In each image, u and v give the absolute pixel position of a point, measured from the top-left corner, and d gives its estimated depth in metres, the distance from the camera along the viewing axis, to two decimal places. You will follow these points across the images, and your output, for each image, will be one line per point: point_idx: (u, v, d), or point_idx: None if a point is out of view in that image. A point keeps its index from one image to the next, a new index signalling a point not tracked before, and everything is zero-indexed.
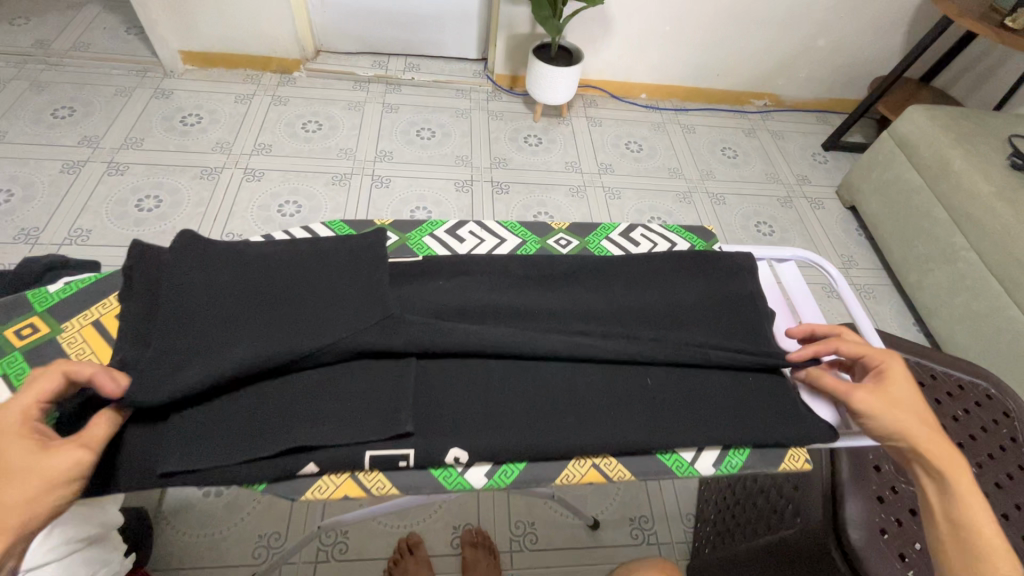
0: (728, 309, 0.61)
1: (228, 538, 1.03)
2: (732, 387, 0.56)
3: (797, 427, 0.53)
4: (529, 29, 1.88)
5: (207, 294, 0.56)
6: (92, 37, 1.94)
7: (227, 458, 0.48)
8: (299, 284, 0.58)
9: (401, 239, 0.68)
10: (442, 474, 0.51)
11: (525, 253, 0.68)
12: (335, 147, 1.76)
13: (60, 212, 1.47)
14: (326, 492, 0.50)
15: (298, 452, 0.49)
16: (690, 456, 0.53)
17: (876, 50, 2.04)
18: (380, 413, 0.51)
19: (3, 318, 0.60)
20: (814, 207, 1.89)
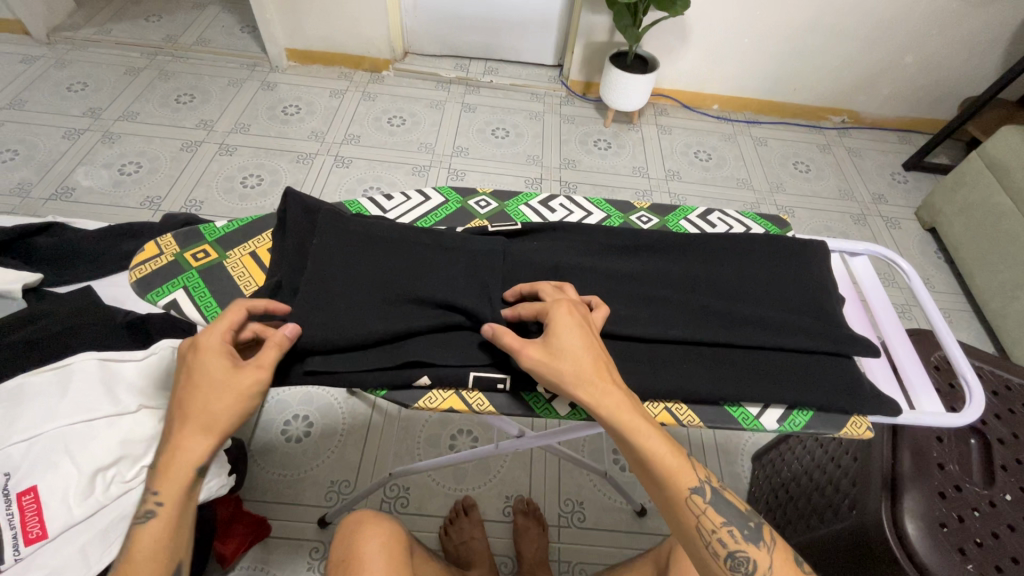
0: (804, 287, 0.65)
1: (305, 480, 1.14)
2: (803, 355, 0.59)
3: (860, 398, 0.56)
4: (607, 37, 1.95)
5: (344, 234, 0.66)
6: (212, 34, 2.17)
7: (358, 365, 0.58)
8: (417, 235, 0.68)
9: (501, 206, 0.78)
10: (532, 398, 0.60)
11: (609, 225, 0.75)
12: (416, 141, 1.89)
13: (179, 184, 1.67)
14: (435, 402, 0.59)
15: (412, 367, 0.59)
16: (754, 410, 0.58)
17: (968, 69, 1.97)
18: (484, 347, 0.61)
19: (181, 244, 0.72)
20: (890, 227, 1.84)
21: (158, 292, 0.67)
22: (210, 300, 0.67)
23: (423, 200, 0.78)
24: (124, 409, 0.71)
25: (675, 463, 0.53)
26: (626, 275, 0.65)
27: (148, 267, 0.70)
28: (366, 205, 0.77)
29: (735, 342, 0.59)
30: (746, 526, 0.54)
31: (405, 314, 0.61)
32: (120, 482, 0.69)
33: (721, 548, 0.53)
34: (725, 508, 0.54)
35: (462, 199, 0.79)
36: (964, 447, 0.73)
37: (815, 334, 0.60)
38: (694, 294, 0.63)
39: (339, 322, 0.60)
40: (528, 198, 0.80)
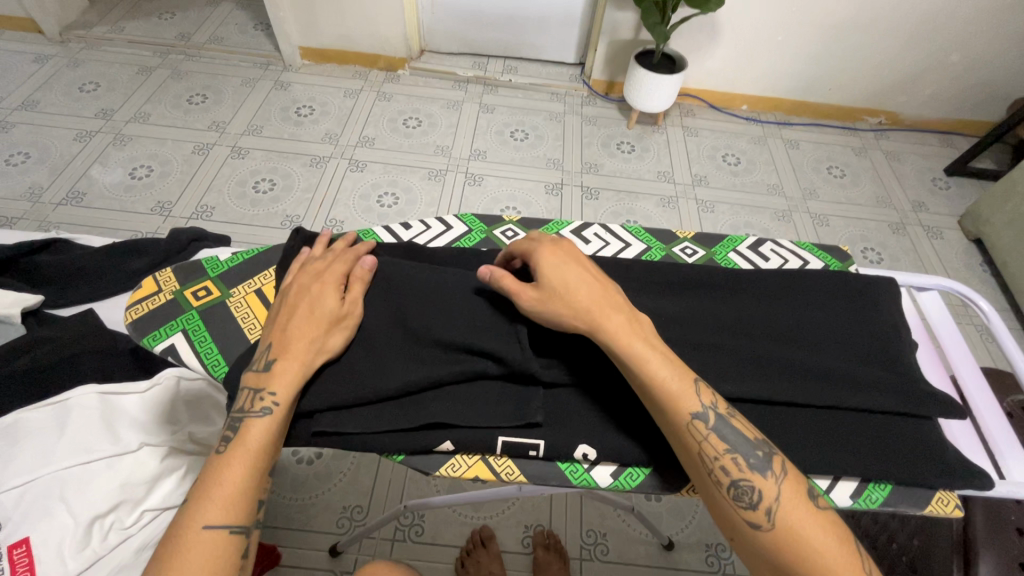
0: (874, 335, 0.57)
1: (316, 505, 1.10)
2: (878, 418, 0.52)
3: (946, 473, 0.49)
4: (632, 35, 1.86)
5: (358, 274, 0.61)
6: (225, 32, 2.12)
7: (374, 426, 0.53)
8: (438, 275, 0.62)
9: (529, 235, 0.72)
10: (568, 467, 0.55)
11: (650, 258, 0.68)
12: (432, 143, 1.83)
13: (190, 189, 1.62)
14: (458, 471, 0.54)
15: (434, 429, 0.53)
16: (824, 483, 0.50)
17: (1019, 67, 1.85)
18: (512, 405, 0.54)
19: (182, 279, 0.67)
20: (931, 236, 1.74)
21: (156, 336, 0.62)
22: (211, 345, 0.62)
23: (444, 229, 0.72)
24: (126, 447, 0.67)
25: (680, 386, 0.50)
26: (672, 318, 0.58)
27: (145, 307, 0.65)
28: (382, 234, 0.71)
29: (801, 401, 0.52)
30: (755, 455, 0.48)
31: (424, 365, 0.55)
32: (119, 529, 0.64)
33: (723, 475, 0.48)
34: (729, 432, 0.49)
35: (487, 227, 0.73)
36: None
37: (891, 392, 0.53)
38: (750, 342, 0.56)
39: (354, 377, 0.54)
40: (559, 226, 0.73)
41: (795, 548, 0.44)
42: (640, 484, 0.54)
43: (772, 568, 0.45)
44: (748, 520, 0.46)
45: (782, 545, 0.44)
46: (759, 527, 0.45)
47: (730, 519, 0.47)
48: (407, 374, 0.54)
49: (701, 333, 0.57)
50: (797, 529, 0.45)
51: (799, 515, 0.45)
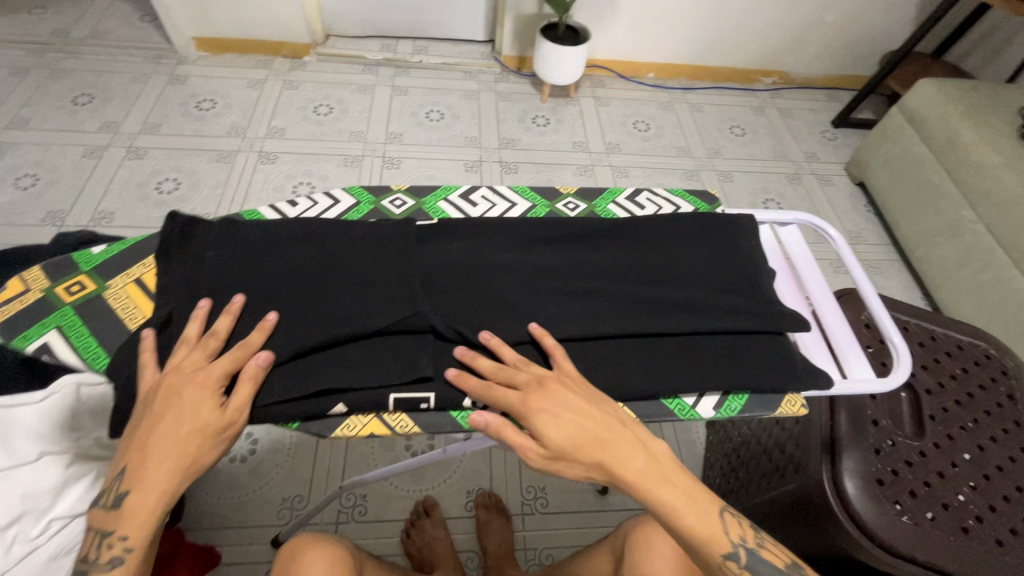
0: (732, 267, 0.65)
1: (252, 502, 1.09)
2: (735, 338, 0.59)
3: (793, 379, 0.56)
4: (537, 9, 1.88)
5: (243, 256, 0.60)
6: (107, 25, 1.98)
7: (267, 399, 0.54)
8: (330, 251, 0.63)
9: (419, 203, 0.74)
10: (460, 414, 0.57)
11: (534, 216, 0.73)
12: (346, 130, 1.80)
13: (84, 195, 1.52)
14: (355, 429, 0.55)
15: (326, 395, 0.54)
16: (690, 400, 0.57)
17: (887, 24, 2.03)
18: (401, 363, 0.56)
19: (53, 277, 0.65)
20: (823, 184, 1.90)
21: (26, 336, 0.60)
22: (89, 339, 0.61)
23: (332, 203, 0.73)
24: (22, 459, 0.65)
25: (653, 479, 0.53)
26: (555, 268, 0.63)
27: (11, 308, 0.62)
28: (265, 213, 0.70)
29: (668, 331, 0.58)
30: (740, 546, 0.53)
31: (315, 337, 0.56)
32: (23, 541, 0.64)
33: (718, 568, 0.52)
34: (717, 530, 0.53)
35: (376, 199, 0.74)
36: (894, 403, 0.76)
37: (746, 315, 0.60)
38: (623, 285, 0.62)
39: (243, 356, 0.55)
40: (448, 192, 0.76)
41: None
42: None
43: None
44: None
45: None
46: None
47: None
48: (302, 345, 0.56)
49: (580, 281, 0.62)
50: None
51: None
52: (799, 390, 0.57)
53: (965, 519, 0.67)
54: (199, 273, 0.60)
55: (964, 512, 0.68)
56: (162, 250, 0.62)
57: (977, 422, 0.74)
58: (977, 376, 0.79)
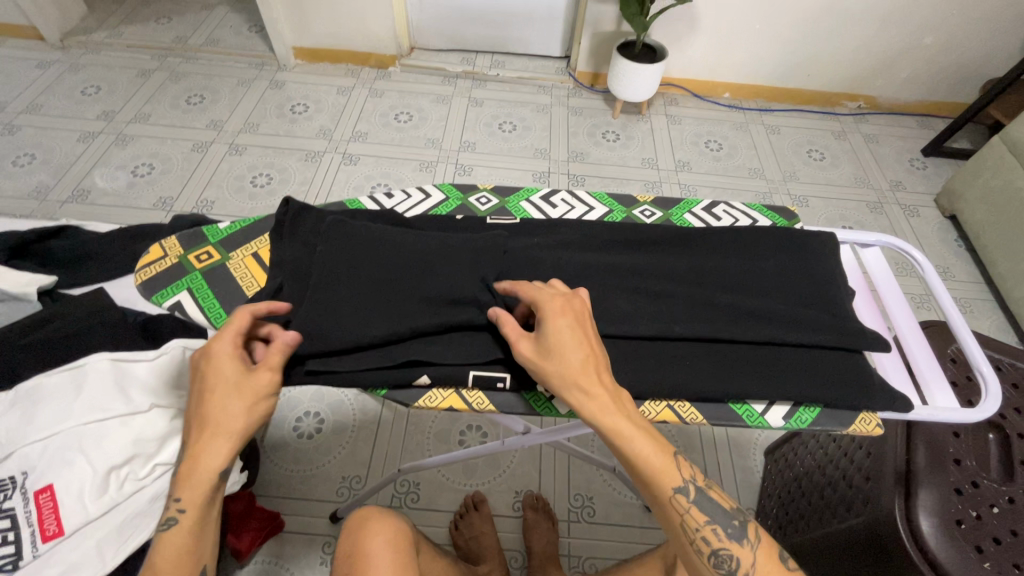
0: (811, 282, 0.64)
1: (317, 476, 1.16)
2: (811, 350, 0.59)
3: (868, 395, 0.56)
4: (614, 27, 1.92)
5: (341, 237, 0.66)
6: (220, 35, 2.19)
7: (357, 365, 0.59)
8: (417, 237, 0.67)
9: (502, 202, 0.78)
10: (533, 397, 0.60)
11: (611, 220, 0.76)
12: (423, 136, 1.89)
13: (190, 184, 1.69)
14: (435, 401, 0.59)
15: (412, 366, 0.59)
16: (759, 408, 0.58)
17: (990, 49, 1.91)
18: (481, 344, 0.60)
19: (185, 246, 0.74)
20: (908, 215, 1.80)
21: (163, 294, 0.69)
22: (212, 301, 0.69)
23: (423, 197, 0.79)
24: (137, 408, 0.72)
25: (662, 463, 0.52)
26: (631, 270, 0.65)
27: (152, 270, 0.72)
28: (366, 203, 0.77)
29: (742, 336, 0.58)
30: (732, 524, 0.53)
31: (404, 313, 0.61)
32: (134, 479, 0.70)
33: (704, 546, 0.52)
34: (711, 509, 0.53)
35: (463, 195, 0.79)
36: (981, 442, 0.72)
37: (824, 329, 0.59)
38: (697, 290, 0.63)
39: (336, 325, 0.60)
40: (529, 193, 0.80)
41: None
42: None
43: None
44: None
45: None
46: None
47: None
48: (391, 318, 0.60)
49: (653, 283, 0.64)
50: None
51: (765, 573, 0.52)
52: (877, 408, 0.56)
53: None
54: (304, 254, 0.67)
55: None
56: (276, 230, 0.70)
57: None
58: None
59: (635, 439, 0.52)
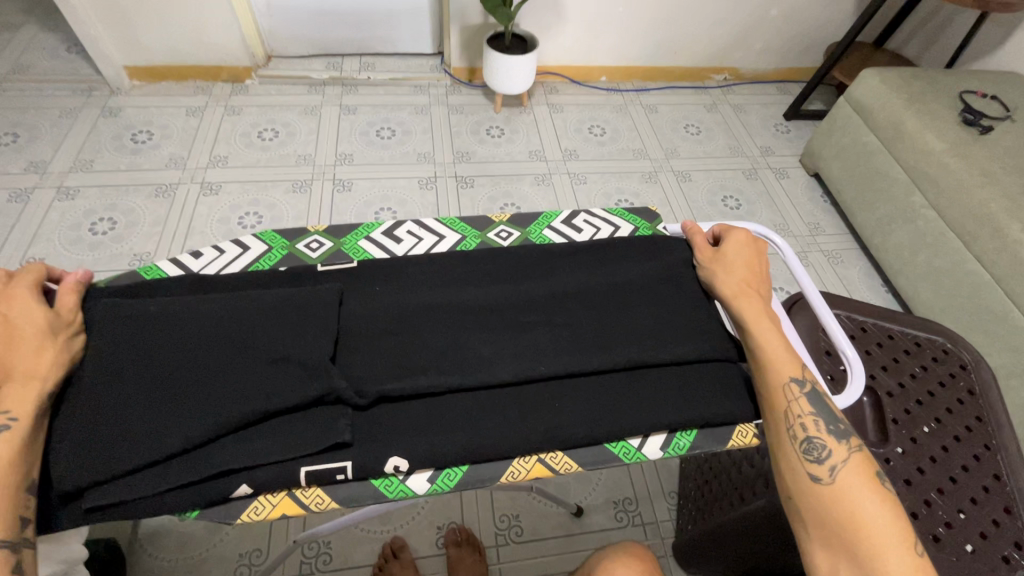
0: (664, 297, 0.66)
1: (207, 560, 1.02)
2: (662, 370, 0.61)
3: (724, 404, 0.59)
4: (482, 20, 1.86)
5: (125, 321, 0.55)
6: (32, 59, 1.87)
7: (159, 486, 0.49)
8: (230, 306, 0.58)
9: (337, 244, 0.72)
10: (384, 483, 0.54)
11: (464, 248, 0.73)
12: (293, 153, 1.73)
13: (10, 242, 1.42)
14: (263, 513, 0.52)
15: (230, 474, 0.51)
16: (636, 442, 0.58)
17: (828, 16, 2.06)
18: (315, 429, 0.53)
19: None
20: (779, 178, 1.91)
21: None
22: None
23: (240, 252, 0.70)
24: None
25: (783, 353, 0.60)
26: (484, 307, 0.64)
27: None
28: (166, 269, 0.67)
29: (600, 367, 0.59)
30: (834, 425, 0.57)
31: (219, 408, 0.52)
32: None
33: (798, 430, 0.57)
34: (818, 402, 0.57)
35: (288, 243, 0.72)
36: (855, 409, 0.74)
37: (688, 345, 0.62)
38: (552, 311, 0.64)
39: (129, 438, 0.50)
40: (369, 229, 0.74)
41: (843, 501, 0.52)
42: (458, 483, 0.55)
43: (825, 518, 0.52)
44: (810, 469, 0.55)
45: (830, 496, 0.53)
46: (819, 478, 0.54)
47: (794, 467, 0.56)
48: (203, 417, 0.51)
49: (516, 315, 0.63)
50: (851, 489, 0.53)
51: (859, 480, 0.53)
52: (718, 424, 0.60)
53: (935, 526, 0.65)
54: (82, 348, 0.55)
55: (933, 519, 0.65)
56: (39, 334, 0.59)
57: (939, 422, 0.72)
58: (936, 371, 0.77)
59: (761, 326, 0.61)
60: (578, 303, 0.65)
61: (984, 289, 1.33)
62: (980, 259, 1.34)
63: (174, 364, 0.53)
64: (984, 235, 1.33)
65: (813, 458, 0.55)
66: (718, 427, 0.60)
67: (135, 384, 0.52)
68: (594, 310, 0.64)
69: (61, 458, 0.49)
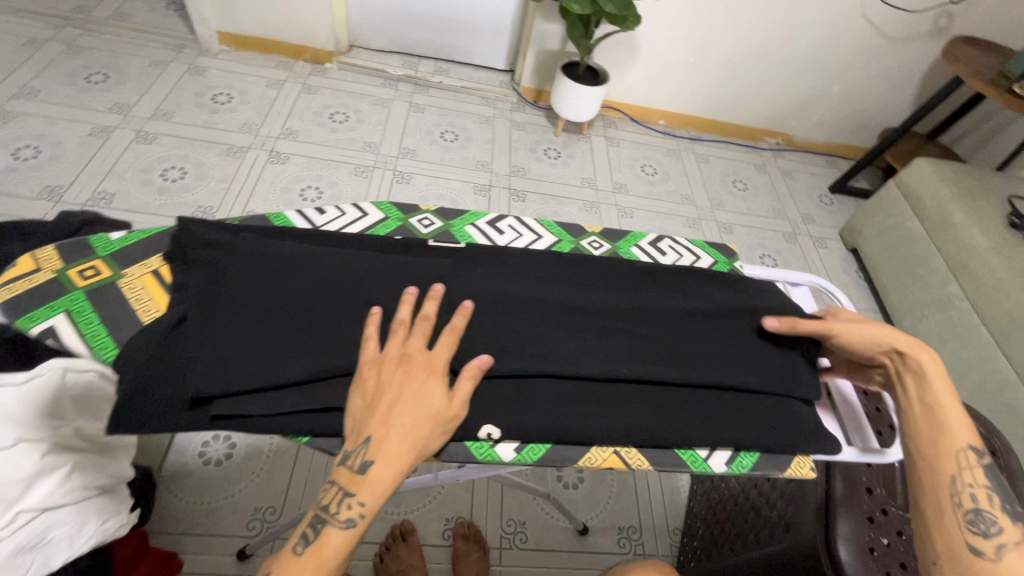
0: (740, 323, 0.69)
1: (223, 509, 1.04)
2: (740, 394, 0.64)
3: (795, 435, 0.61)
4: (559, 46, 1.94)
5: (259, 259, 0.60)
6: (132, 9, 1.98)
7: (276, 407, 0.52)
8: (348, 259, 0.63)
9: (446, 225, 0.77)
10: (475, 445, 0.56)
11: (560, 250, 0.78)
12: (360, 139, 1.80)
13: (86, 174, 1.49)
14: None
15: (340, 410, 0.54)
16: (704, 452, 0.60)
17: (888, 102, 2.13)
18: None
19: (65, 260, 0.73)
20: (817, 246, 1.95)
21: (33, 317, 0.68)
22: (95, 327, 0.69)
23: (360, 215, 0.75)
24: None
25: (959, 419, 0.57)
26: (573, 307, 0.66)
27: (21, 283, 0.70)
28: (294, 219, 0.71)
29: (682, 379, 0.62)
30: (1003, 505, 0.55)
31: (334, 348, 0.56)
32: None
33: (968, 500, 0.54)
34: (991, 477, 0.55)
35: (403, 216, 0.77)
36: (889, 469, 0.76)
37: (763, 373, 0.65)
38: (636, 319, 0.67)
39: (254, 361, 0.53)
40: (475, 217, 0.79)
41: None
42: (543, 457, 0.57)
43: None
44: (975, 542, 0.52)
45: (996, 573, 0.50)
46: (986, 554, 0.52)
47: (956, 535, 0.53)
48: (320, 353, 0.55)
49: (603, 318, 0.67)
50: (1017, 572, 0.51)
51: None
52: (790, 451, 0.61)
53: None
54: (212, 271, 0.58)
55: None
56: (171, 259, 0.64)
57: None
58: None
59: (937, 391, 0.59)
60: (660, 315, 0.68)
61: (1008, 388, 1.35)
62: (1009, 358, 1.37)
63: (298, 304, 0.58)
64: (1016, 335, 1.36)
65: (976, 532, 0.53)
66: (783, 454, 0.62)
67: (263, 315, 0.56)
68: (674, 323, 0.68)
69: (194, 368, 0.52)
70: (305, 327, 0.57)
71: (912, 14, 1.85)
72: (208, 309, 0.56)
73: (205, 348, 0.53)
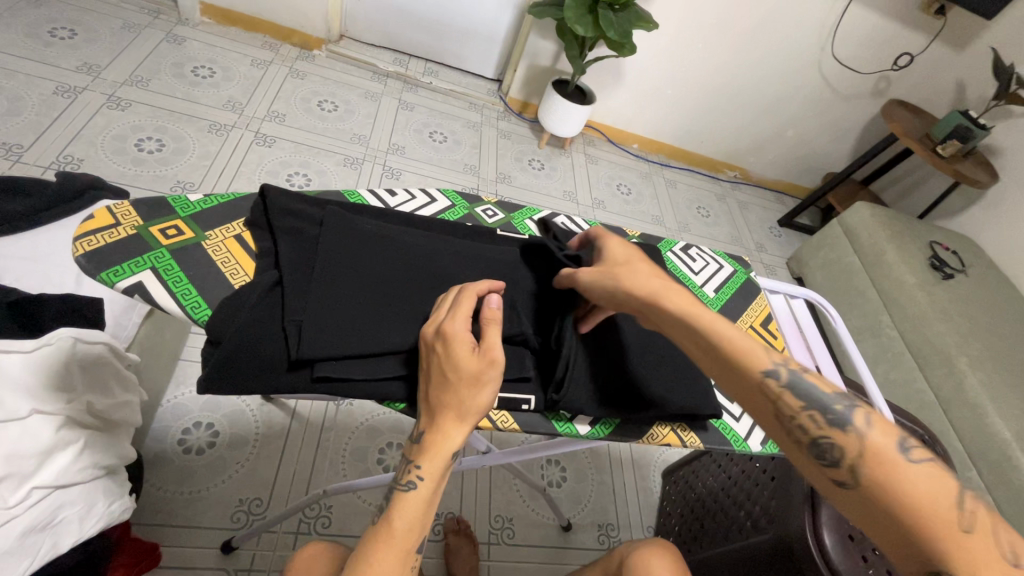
0: None
1: (206, 499, 1.00)
2: None
3: None
4: (551, 63, 2.02)
5: (350, 234, 0.62)
6: None
7: (379, 372, 0.54)
8: (430, 241, 0.66)
9: (508, 217, 0.82)
10: (555, 418, 0.63)
11: None
12: (349, 130, 1.78)
13: (49, 135, 1.36)
14: None
15: None
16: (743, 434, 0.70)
17: (832, 150, 2.39)
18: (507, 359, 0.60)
19: (146, 217, 0.63)
20: (768, 273, 2.14)
21: (119, 272, 0.57)
22: (188, 287, 0.59)
23: (429, 200, 0.79)
24: (13, 414, 0.57)
25: None
26: None
27: (99, 240, 0.59)
28: (368, 198, 0.74)
29: None
30: None
31: (428, 320, 0.58)
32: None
33: None
34: None
35: (469, 205, 0.81)
36: None
37: None
38: None
39: (358, 329, 0.55)
40: (531, 212, 0.85)
41: None
42: (612, 432, 0.65)
43: None
44: None
45: None
46: None
47: None
48: (418, 325, 0.58)
49: None
50: None
51: None
52: None
53: None
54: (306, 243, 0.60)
55: None
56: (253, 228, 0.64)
57: None
58: None
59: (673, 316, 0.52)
60: None
61: (926, 407, 1.55)
62: (929, 380, 1.57)
63: (390, 279, 0.60)
64: (935, 361, 1.57)
65: None
66: None
67: (358, 285, 0.58)
68: None
69: (301, 332, 0.53)
70: (400, 300, 0.59)
71: (859, 75, 2.10)
72: (304, 276, 0.58)
73: (308, 312, 0.55)
